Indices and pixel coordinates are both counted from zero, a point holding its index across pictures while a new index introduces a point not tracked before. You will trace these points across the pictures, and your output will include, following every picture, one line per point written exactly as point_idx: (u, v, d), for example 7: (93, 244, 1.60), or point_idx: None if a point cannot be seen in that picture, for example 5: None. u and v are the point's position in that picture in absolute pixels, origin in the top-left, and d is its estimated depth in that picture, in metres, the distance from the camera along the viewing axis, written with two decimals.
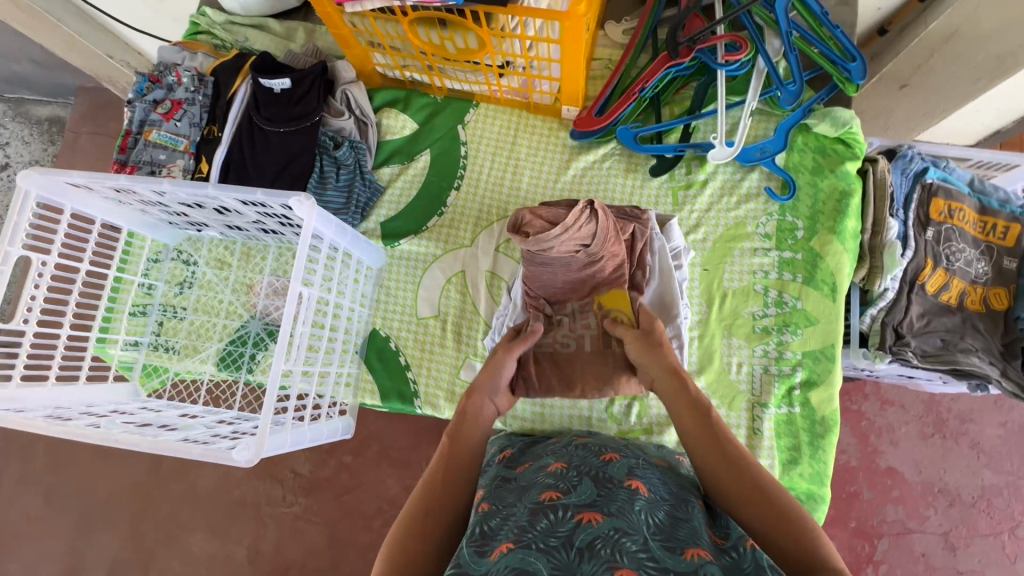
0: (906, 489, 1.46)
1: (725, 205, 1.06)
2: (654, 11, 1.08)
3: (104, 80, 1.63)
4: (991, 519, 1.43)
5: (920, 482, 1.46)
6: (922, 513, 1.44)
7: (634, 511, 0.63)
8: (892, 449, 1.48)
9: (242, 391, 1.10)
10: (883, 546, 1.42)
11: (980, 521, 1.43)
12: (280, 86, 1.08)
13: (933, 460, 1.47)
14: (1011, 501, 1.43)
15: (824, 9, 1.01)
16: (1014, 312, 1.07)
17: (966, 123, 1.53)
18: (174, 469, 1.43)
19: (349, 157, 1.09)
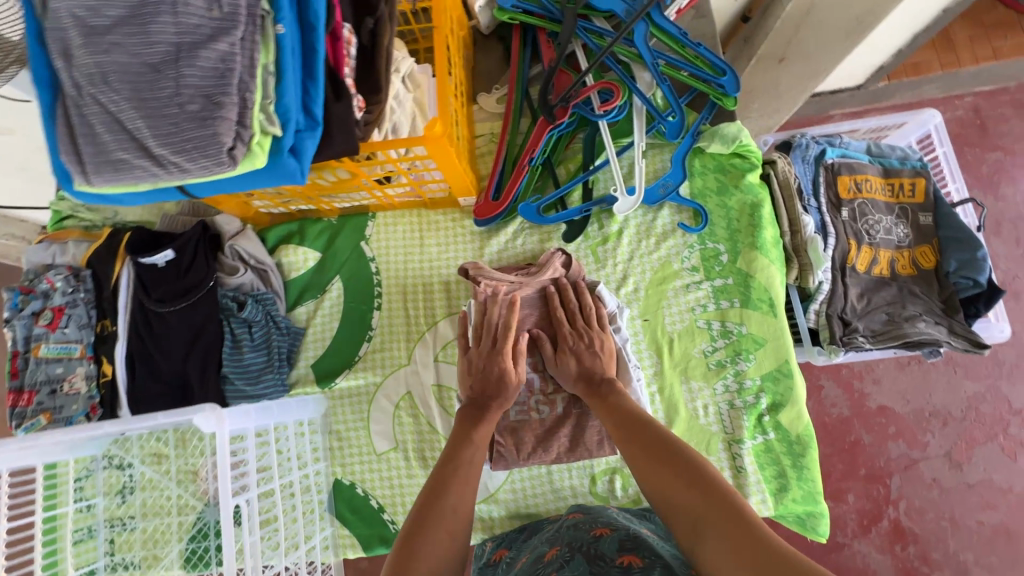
0: (901, 422, 1.48)
1: (646, 249, 1.04)
2: (519, 74, 1.08)
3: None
4: (983, 426, 1.46)
5: (911, 412, 1.49)
6: (921, 440, 1.46)
7: None
8: (876, 388, 1.50)
9: None
10: (895, 484, 1.44)
11: (975, 430, 1.46)
12: (164, 259, 1.02)
13: (915, 387, 1.49)
14: (992, 403, 1.47)
15: (681, 30, 1.02)
16: (943, 268, 1.08)
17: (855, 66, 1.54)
18: None
19: (257, 313, 1.03)
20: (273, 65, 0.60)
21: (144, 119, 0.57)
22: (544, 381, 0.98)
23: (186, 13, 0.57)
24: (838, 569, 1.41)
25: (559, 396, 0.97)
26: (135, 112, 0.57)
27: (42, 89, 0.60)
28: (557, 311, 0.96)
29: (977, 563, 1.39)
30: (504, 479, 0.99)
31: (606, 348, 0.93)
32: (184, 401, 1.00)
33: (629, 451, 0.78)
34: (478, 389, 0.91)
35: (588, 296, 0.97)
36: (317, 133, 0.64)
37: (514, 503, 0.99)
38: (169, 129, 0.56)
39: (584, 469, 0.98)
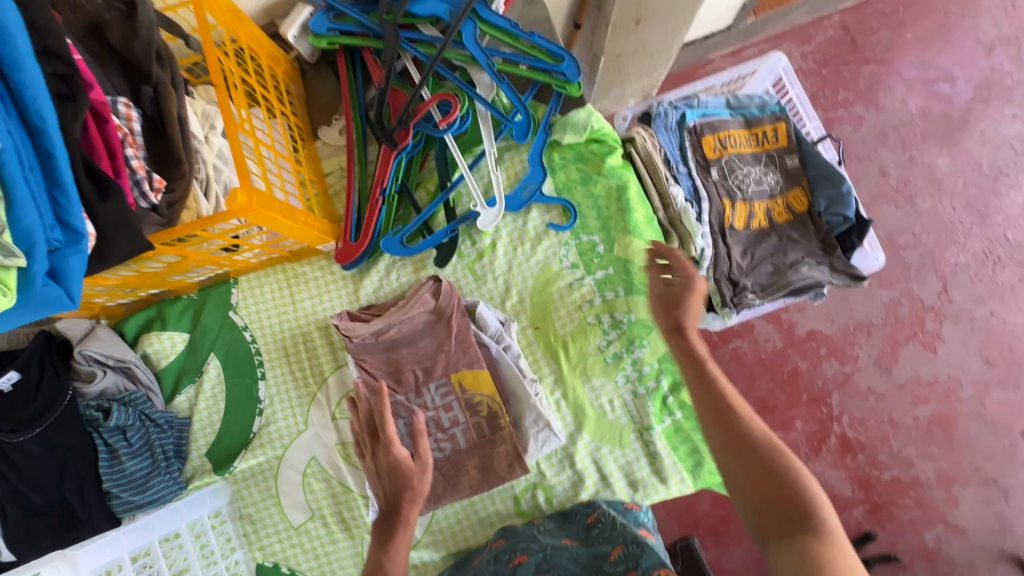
0: (831, 341, 1.48)
1: (523, 256, 1.01)
2: (354, 101, 1.02)
3: None
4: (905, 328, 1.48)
5: (838, 330, 1.49)
6: (852, 353, 1.48)
7: None
8: (803, 315, 1.49)
9: None
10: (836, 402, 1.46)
11: (900, 332, 1.48)
12: (9, 382, 0.92)
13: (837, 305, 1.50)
14: (906, 305, 1.49)
15: (511, 22, 0.96)
16: (815, 209, 1.10)
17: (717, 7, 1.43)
18: None
19: (128, 417, 0.94)
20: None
21: None
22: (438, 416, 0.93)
23: None
24: None
25: (459, 429, 0.93)
26: None
27: None
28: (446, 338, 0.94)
29: (920, 455, 1.44)
30: (428, 522, 0.97)
31: (697, 285, 0.77)
32: (71, 528, 0.92)
33: (714, 438, 0.67)
34: (384, 491, 0.80)
35: (467, 323, 0.94)
36: (83, 249, 0.57)
37: (447, 542, 0.97)
38: None
39: (506, 491, 0.97)
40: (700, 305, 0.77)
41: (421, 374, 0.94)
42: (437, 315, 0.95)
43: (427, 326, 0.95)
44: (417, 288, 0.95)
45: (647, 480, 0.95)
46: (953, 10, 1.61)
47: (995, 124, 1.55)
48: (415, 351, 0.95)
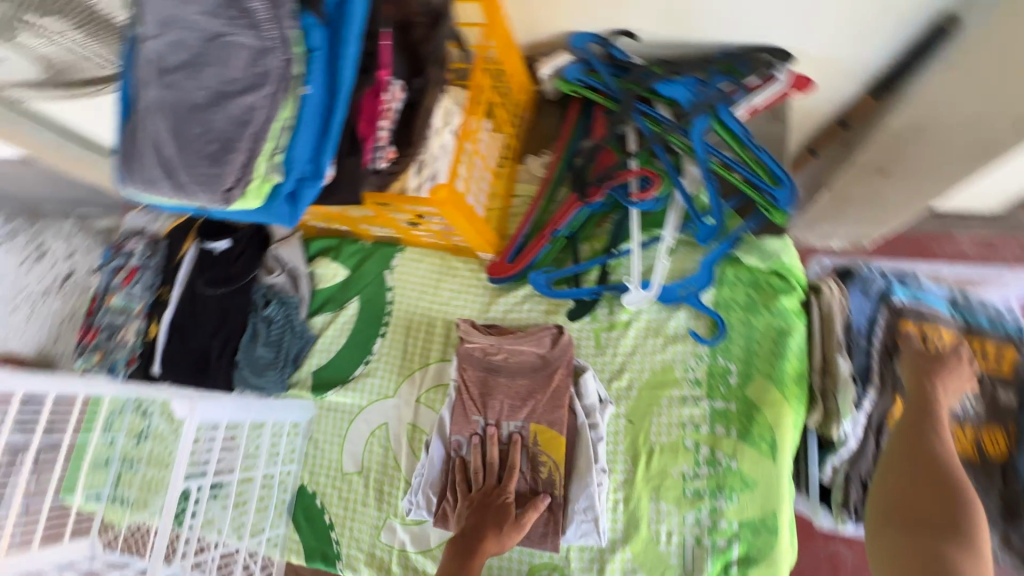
0: None
1: (650, 348, 0.98)
2: (567, 146, 1.10)
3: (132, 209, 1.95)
4: None
5: None
6: None
7: None
8: None
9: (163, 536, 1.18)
10: None
11: None
12: (221, 247, 1.16)
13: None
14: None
15: (745, 130, 0.96)
16: (1013, 463, 0.90)
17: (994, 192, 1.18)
18: None
19: (278, 313, 1.13)
20: (289, 121, 0.67)
21: (176, 149, 0.67)
22: (499, 450, 0.95)
23: (229, 69, 0.65)
24: None
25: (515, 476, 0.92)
26: (168, 142, 0.66)
27: (123, 108, 0.73)
28: (546, 385, 0.94)
29: None
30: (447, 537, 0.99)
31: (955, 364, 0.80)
32: (198, 375, 1.11)
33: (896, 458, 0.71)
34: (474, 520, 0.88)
35: (569, 383, 0.94)
36: (316, 184, 0.73)
37: None
38: (193, 163, 0.66)
39: (526, 555, 0.95)
40: (961, 373, 0.80)
41: (506, 409, 0.95)
42: (546, 362, 0.96)
43: (530, 370, 0.97)
44: (541, 333, 0.98)
45: None
46: None
47: None
48: (512, 386, 0.96)
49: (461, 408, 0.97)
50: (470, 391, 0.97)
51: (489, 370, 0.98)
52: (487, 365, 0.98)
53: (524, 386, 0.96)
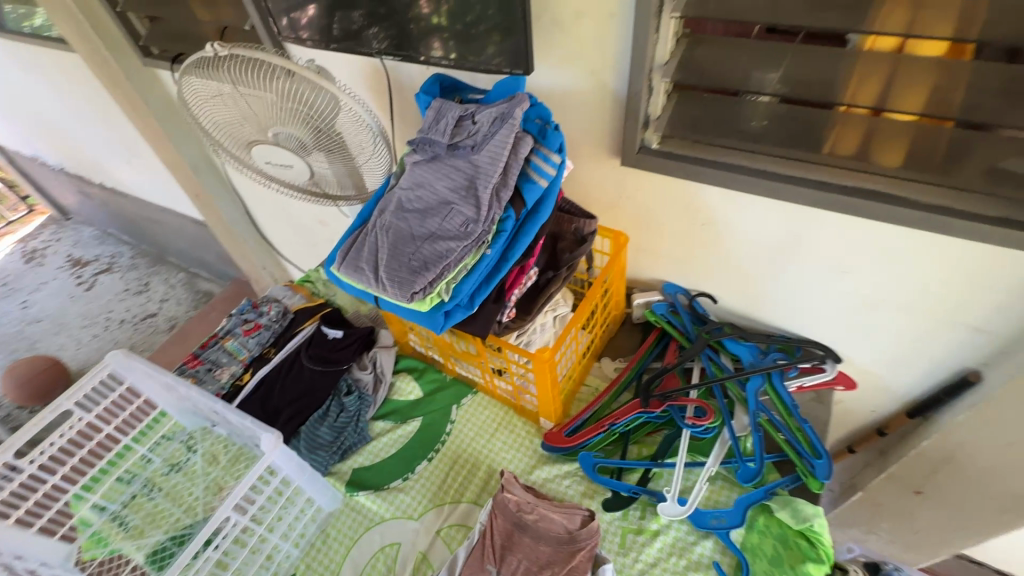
0: None
1: (671, 566, 1.01)
2: (640, 360, 1.30)
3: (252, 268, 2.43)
4: None
5: None
6: None
7: None
8: None
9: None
10: None
11: None
12: (333, 334, 1.39)
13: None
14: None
15: (793, 402, 1.13)
16: None
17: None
18: None
19: (353, 404, 1.28)
20: (470, 265, 0.94)
21: (387, 255, 0.94)
22: None
23: (449, 221, 0.94)
24: None
25: None
26: (386, 251, 0.94)
27: (357, 220, 1.04)
28: (568, 555, 0.98)
29: None
30: None
31: None
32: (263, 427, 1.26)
33: None
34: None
35: (587, 567, 0.97)
36: (466, 310, 0.95)
37: None
38: (395, 266, 0.92)
39: None
40: None
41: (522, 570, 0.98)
42: (574, 538, 1.00)
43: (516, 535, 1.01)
44: (571, 512, 1.04)
45: None
46: None
47: None
48: (536, 551, 0.99)
49: (480, 553, 1.00)
50: (496, 542, 1.01)
51: (518, 527, 1.02)
52: (517, 520, 1.02)
53: (545, 551, 1.00)
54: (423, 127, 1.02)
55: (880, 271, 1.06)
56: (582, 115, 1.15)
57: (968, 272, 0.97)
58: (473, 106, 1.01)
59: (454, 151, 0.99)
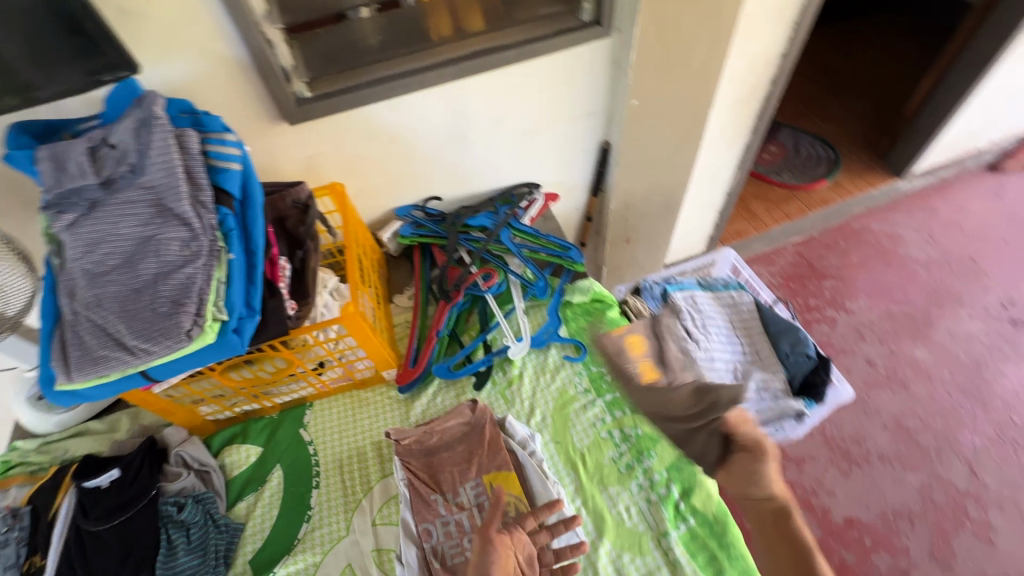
0: (872, 531, 1.69)
1: (544, 383, 1.25)
2: (422, 276, 1.42)
3: None
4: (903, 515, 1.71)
5: (875, 516, 1.72)
6: (899, 544, 1.66)
7: None
8: (831, 498, 1.75)
9: None
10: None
11: (934, 519, 1.70)
12: (108, 479, 1.08)
13: (867, 492, 1.76)
14: (941, 490, 1.75)
15: (533, 228, 1.44)
16: (782, 352, 1.37)
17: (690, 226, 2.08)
18: None
19: (195, 513, 1.07)
20: (225, 277, 0.86)
21: (125, 324, 0.80)
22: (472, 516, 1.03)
23: (166, 253, 0.83)
24: None
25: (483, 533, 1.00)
26: (118, 321, 0.80)
27: (46, 321, 0.83)
28: (479, 435, 1.11)
29: None
30: None
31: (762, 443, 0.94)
32: None
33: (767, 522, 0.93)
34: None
35: (498, 431, 1.12)
36: (254, 318, 0.89)
37: None
38: (143, 327, 0.80)
39: None
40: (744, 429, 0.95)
41: (456, 475, 1.08)
42: (474, 422, 1.13)
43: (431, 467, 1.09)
44: (460, 409, 1.14)
45: None
46: (884, 243, 2.36)
47: (955, 324, 2.10)
48: (455, 455, 1.10)
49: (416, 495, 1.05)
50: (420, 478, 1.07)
51: (428, 453, 1.11)
52: (422, 450, 1.11)
53: (461, 449, 1.11)
54: (47, 184, 0.82)
55: (521, 107, 1.39)
56: (219, 97, 1.09)
57: (564, 78, 1.36)
58: (97, 132, 0.86)
59: (113, 185, 0.84)
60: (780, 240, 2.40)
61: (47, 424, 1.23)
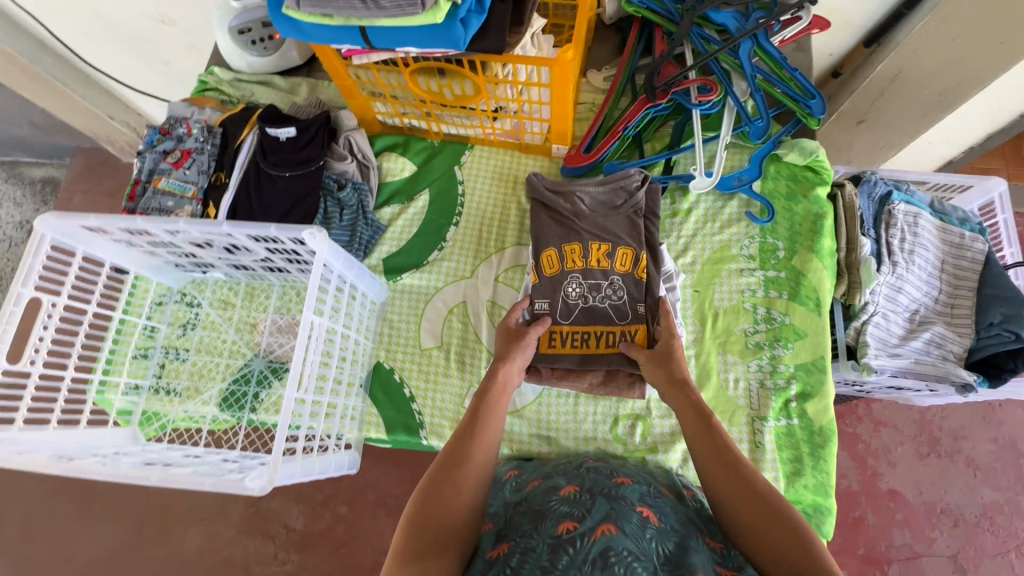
0: (909, 511, 1.65)
1: (710, 230, 1.13)
2: (630, 60, 1.21)
3: (103, 140, 1.80)
4: (955, 515, 1.64)
5: (922, 503, 1.66)
6: (928, 535, 1.62)
7: (644, 536, 0.68)
8: (890, 470, 1.69)
9: (245, 432, 1.09)
10: (892, 570, 1.59)
11: (984, 539, 1.61)
12: (286, 135, 1.14)
13: (931, 479, 1.67)
14: (1010, 519, 1.63)
15: (782, 54, 1.13)
16: (987, 320, 1.12)
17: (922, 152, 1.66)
18: (184, 511, 1.46)
19: (352, 198, 1.15)
20: None
21: None
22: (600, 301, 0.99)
23: None
24: None
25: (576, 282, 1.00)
26: None
27: None
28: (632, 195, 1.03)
29: None
30: (533, 397, 1.04)
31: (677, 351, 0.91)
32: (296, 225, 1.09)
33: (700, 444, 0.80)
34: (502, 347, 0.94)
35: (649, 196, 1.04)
36: (482, 14, 0.76)
37: (536, 422, 1.03)
38: None
39: (609, 408, 1.03)
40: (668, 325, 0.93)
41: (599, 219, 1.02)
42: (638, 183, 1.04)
43: (543, 212, 1.05)
44: (626, 173, 1.03)
45: None
46: None
47: None
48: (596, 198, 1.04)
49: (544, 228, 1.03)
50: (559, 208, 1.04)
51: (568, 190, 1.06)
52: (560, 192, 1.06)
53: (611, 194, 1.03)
54: None
55: None
56: None
57: None
58: None
59: None
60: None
61: (240, 63, 1.28)
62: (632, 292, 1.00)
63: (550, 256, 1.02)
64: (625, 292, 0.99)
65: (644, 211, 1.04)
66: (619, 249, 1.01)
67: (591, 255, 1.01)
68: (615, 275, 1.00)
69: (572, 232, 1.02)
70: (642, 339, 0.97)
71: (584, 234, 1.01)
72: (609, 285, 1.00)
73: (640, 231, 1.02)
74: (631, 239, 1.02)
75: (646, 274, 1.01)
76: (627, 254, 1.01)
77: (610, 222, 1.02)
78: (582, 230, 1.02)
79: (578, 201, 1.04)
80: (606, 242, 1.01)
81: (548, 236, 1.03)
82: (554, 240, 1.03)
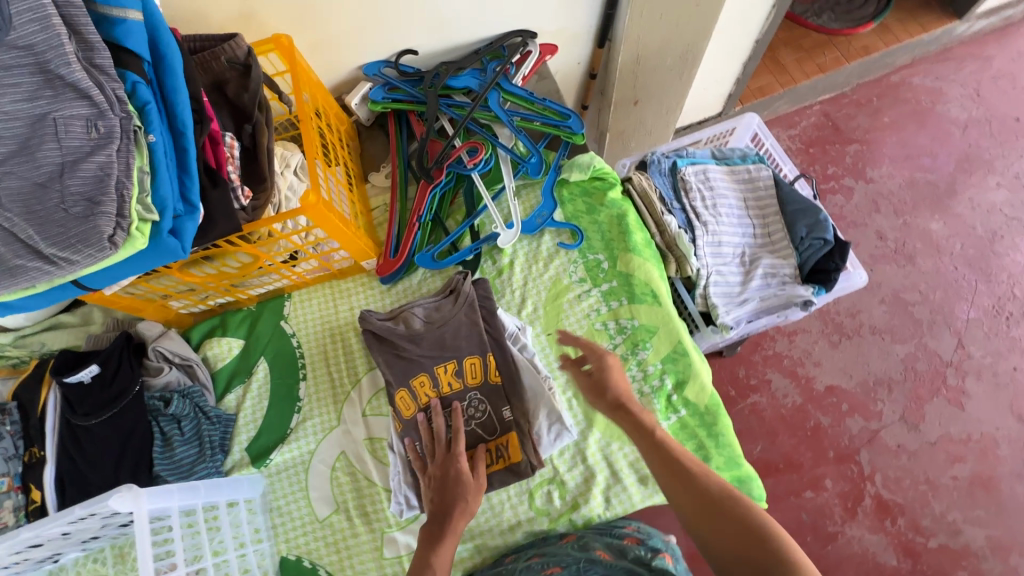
0: (851, 398, 1.74)
1: (537, 272, 1.16)
2: (399, 153, 1.24)
3: None
4: (886, 381, 1.75)
5: (857, 384, 1.76)
6: (874, 410, 1.72)
7: None
8: (819, 369, 1.77)
9: None
10: (862, 458, 1.67)
11: (916, 389, 1.74)
12: (89, 374, 1.03)
13: (853, 360, 1.78)
14: (926, 361, 1.77)
15: (526, 91, 1.21)
16: (797, 235, 1.23)
17: (703, 94, 1.81)
18: None
19: (184, 407, 1.06)
20: (147, 165, 0.72)
21: (35, 228, 0.66)
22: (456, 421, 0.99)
23: (68, 138, 0.66)
24: (839, 561, 1.58)
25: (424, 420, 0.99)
26: (23, 223, 0.66)
27: None
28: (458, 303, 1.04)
29: (930, 490, 1.64)
30: None
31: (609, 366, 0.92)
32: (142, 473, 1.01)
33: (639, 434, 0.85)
34: (441, 501, 0.90)
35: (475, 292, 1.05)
36: (194, 216, 0.78)
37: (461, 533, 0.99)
38: (57, 230, 0.66)
39: (521, 486, 1.01)
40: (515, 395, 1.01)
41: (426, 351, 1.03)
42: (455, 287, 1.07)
43: (380, 346, 1.05)
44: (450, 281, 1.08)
45: (657, 475, 0.99)
46: (924, 100, 2.11)
47: (980, 191, 1.96)
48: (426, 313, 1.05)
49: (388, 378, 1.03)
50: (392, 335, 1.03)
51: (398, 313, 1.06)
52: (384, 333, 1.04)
53: (445, 309, 1.04)
54: None
55: None
56: None
57: None
58: None
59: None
60: (808, 98, 2.13)
61: (15, 319, 1.17)
62: (494, 402, 1.01)
63: (404, 397, 1.02)
64: (487, 406, 1.01)
65: (480, 303, 1.05)
66: (466, 361, 1.02)
67: (441, 380, 1.02)
68: (471, 393, 1.01)
69: (415, 363, 1.03)
70: (515, 450, 0.98)
71: (427, 364, 1.02)
72: (466, 405, 1.01)
73: (479, 325, 1.04)
74: (474, 346, 1.03)
75: (498, 379, 1.02)
76: (475, 364, 1.02)
77: (447, 335, 1.03)
78: (422, 358, 1.02)
79: (409, 317, 1.04)
80: (451, 361, 1.03)
81: (396, 376, 1.02)
82: (406, 380, 1.02)
